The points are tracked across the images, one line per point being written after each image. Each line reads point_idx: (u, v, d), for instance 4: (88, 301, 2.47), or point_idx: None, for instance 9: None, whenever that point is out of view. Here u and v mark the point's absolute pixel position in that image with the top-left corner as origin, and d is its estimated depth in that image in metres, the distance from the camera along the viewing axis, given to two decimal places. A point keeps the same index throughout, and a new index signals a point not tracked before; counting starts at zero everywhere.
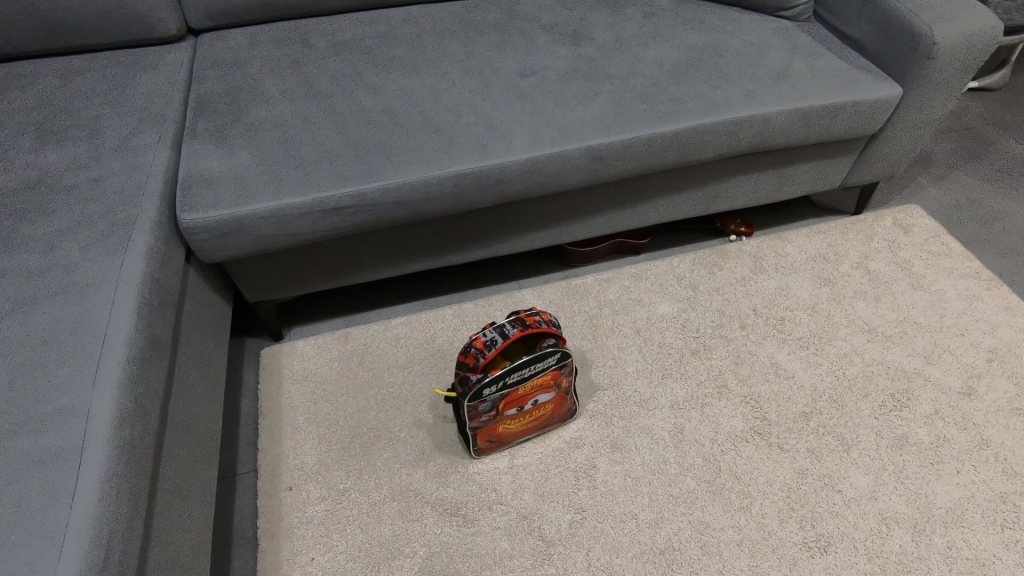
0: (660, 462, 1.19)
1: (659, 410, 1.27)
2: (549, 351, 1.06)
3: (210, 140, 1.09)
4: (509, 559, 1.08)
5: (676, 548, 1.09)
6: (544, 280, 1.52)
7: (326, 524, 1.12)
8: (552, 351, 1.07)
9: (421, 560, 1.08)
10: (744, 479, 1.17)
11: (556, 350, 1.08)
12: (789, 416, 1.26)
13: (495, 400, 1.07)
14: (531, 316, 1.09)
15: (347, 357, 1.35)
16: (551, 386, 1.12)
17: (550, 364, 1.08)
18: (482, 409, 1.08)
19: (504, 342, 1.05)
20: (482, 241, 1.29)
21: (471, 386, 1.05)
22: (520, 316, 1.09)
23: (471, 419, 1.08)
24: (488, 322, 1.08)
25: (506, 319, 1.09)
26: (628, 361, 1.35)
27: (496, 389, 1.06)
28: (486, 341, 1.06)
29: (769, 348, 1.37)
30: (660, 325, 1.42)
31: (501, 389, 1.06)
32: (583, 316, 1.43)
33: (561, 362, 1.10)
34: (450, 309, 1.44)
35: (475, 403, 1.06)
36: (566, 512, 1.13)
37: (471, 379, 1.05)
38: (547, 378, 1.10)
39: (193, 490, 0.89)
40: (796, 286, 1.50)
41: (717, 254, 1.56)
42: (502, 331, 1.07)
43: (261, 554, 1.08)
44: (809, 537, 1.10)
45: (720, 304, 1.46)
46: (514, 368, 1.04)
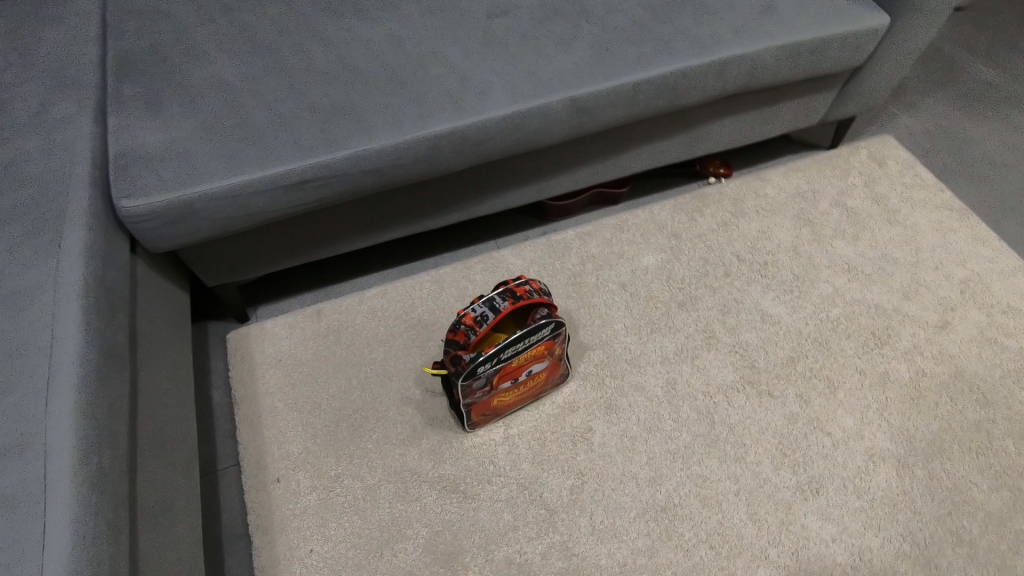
0: (655, 420, 1.19)
1: (651, 366, 1.26)
2: (542, 322, 1.02)
3: (142, 109, 0.95)
4: (513, 531, 1.07)
5: (676, 504, 1.10)
6: (522, 237, 1.45)
7: (321, 513, 1.08)
8: (545, 322, 1.02)
9: (424, 541, 1.06)
10: (738, 430, 1.18)
11: (551, 320, 1.03)
12: (777, 362, 1.27)
13: (490, 375, 1.03)
14: (521, 286, 1.04)
15: (323, 335, 1.28)
16: (545, 356, 1.08)
17: (545, 335, 1.04)
18: (476, 386, 1.03)
19: (495, 318, 0.99)
20: (458, 204, 1.20)
21: (465, 365, 0.99)
22: (509, 287, 1.03)
23: (465, 397, 1.04)
24: (477, 295, 1.02)
25: (495, 291, 1.03)
26: (616, 318, 1.32)
27: (491, 366, 1.01)
28: (476, 317, 1.00)
29: (754, 295, 1.36)
30: (645, 278, 1.38)
31: (497, 365, 1.01)
32: (567, 274, 1.38)
33: (555, 331, 1.05)
34: (427, 275, 1.36)
35: (469, 381, 1.01)
36: (567, 478, 1.12)
37: (464, 358, 1.00)
38: (541, 349, 1.05)
39: (177, 502, 0.83)
40: (777, 228, 1.48)
41: (697, 199, 1.51)
42: (493, 305, 1.01)
43: (255, 552, 1.04)
44: (802, 480, 1.13)
45: (703, 252, 1.43)
46: (509, 342, 0.99)
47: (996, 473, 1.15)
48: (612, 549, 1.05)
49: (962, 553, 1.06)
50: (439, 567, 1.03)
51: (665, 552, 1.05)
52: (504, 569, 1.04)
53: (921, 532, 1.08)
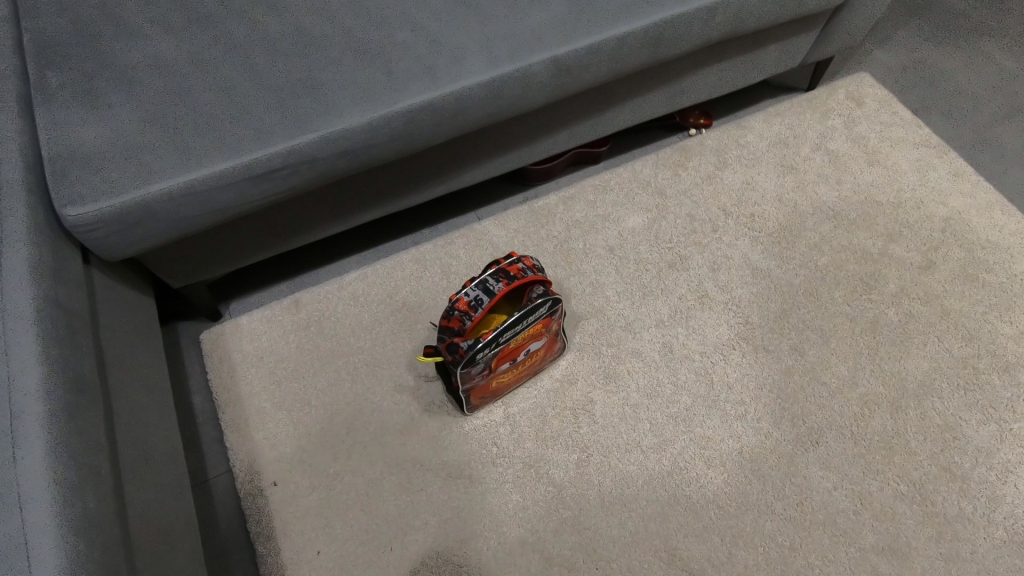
0: (654, 385, 1.18)
1: (646, 330, 1.24)
2: (539, 301, 0.98)
3: (73, 100, 0.84)
4: (523, 511, 1.06)
5: (682, 468, 1.10)
6: (503, 206, 1.39)
7: (325, 513, 1.04)
8: (542, 301, 0.98)
9: (435, 530, 1.04)
10: (737, 388, 1.18)
11: (547, 297, 0.99)
12: (770, 316, 1.26)
13: (488, 359, 0.99)
14: (513, 265, 0.99)
15: (304, 327, 1.21)
16: (542, 333, 1.04)
17: (542, 313, 0.99)
18: (475, 372, 0.99)
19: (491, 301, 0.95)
20: (436, 178, 1.12)
21: (463, 353, 0.95)
22: (502, 266, 0.98)
23: (464, 383, 1.01)
24: (468, 277, 0.97)
25: (487, 272, 0.98)
26: (607, 284, 1.29)
27: (490, 350, 0.97)
28: (470, 301, 0.96)
29: (743, 249, 1.34)
30: (633, 240, 1.34)
31: (495, 348, 0.97)
32: (553, 242, 1.33)
33: (552, 308, 1.01)
34: (407, 254, 1.30)
35: (468, 368, 0.97)
36: (572, 453, 1.11)
37: (462, 346, 0.95)
38: (539, 327, 1.02)
39: (173, 527, 0.78)
40: (761, 178, 1.45)
41: (679, 153, 1.47)
42: (486, 287, 0.96)
43: (261, 560, 1.01)
44: (801, 432, 1.14)
45: (689, 208, 1.39)
46: (507, 326, 0.95)
47: (984, 407, 1.18)
48: (623, 519, 1.06)
49: (955, 487, 1.10)
50: (453, 554, 1.02)
51: (675, 516, 1.06)
52: (518, 549, 1.03)
53: (917, 471, 1.11)
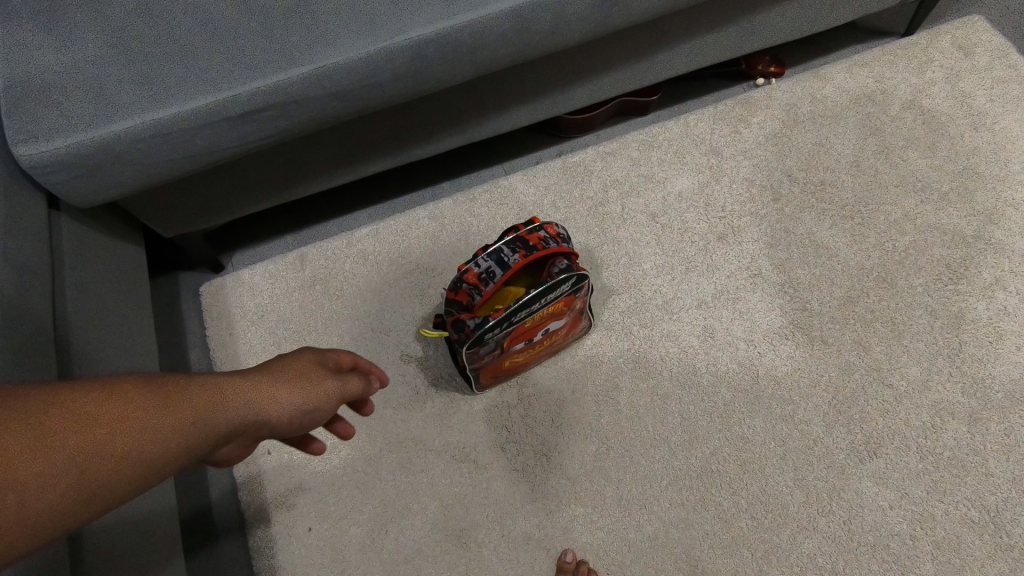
0: (690, 374, 1.04)
1: (685, 311, 1.09)
2: (561, 278, 0.84)
3: (35, 20, 0.73)
4: (531, 503, 0.96)
5: (713, 471, 0.98)
6: (533, 160, 1.24)
7: (319, 488, 0.98)
8: (565, 277, 0.84)
9: (434, 516, 0.96)
10: (786, 384, 1.03)
11: (572, 274, 0.85)
12: (833, 303, 1.09)
13: (500, 339, 0.87)
14: (534, 233, 0.85)
15: (308, 286, 1.12)
16: (564, 312, 0.91)
17: (565, 292, 0.87)
18: (485, 352, 0.88)
19: (504, 275, 0.82)
20: (453, 126, 0.98)
21: (470, 332, 0.83)
22: (521, 235, 0.85)
23: (470, 364, 0.90)
24: (481, 246, 0.84)
25: (503, 240, 0.85)
26: (644, 256, 1.14)
27: (501, 330, 0.85)
28: (480, 274, 0.84)
29: (808, 223, 1.16)
30: (679, 206, 1.18)
31: (508, 329, 0.86)
32: (586, 205, 1.18)
33: (576, 285, 0.88)
34: (424, 211, 1.18)
35: (476, 349, 0.86)
36: (590, 444, 1.00)
37: (468, 324, 0.84)
38: (560, 305, 0.89)
39: (140, 530, 0.72)
40: (838, 139, 1.24)
41: (741, 106, 1.27)
42: (500, 259, 0.83)
43: (249, 531, 0.96)
44: (857, 441, 0.99)
45: (748, 172, 1.21)
46: (522, 305, 0.83)
47: None
48: (641, 522, 0.95)
49: None
50: (451, 544, 0.94)
51: (700, 524, 0.95)
52: (522, 545, 0.94)
53: (993, 496, 0.95)
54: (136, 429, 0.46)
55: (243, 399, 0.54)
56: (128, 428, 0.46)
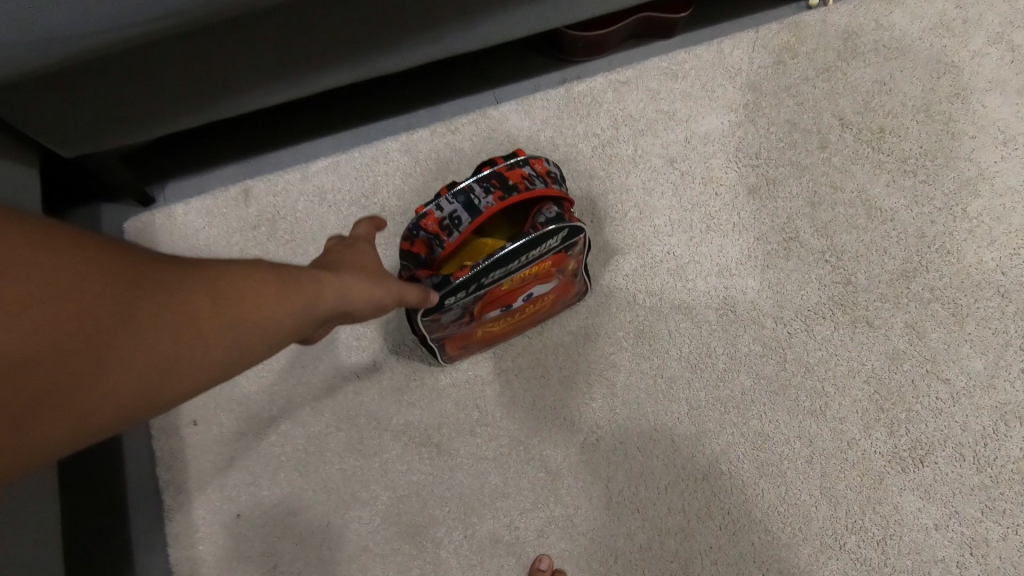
0: (704, 355, 0.86)
1: (702, 279, 0.90)
2: (549, 230, 0.65)
3: None
4: (502, 500, 0.81)
5: (722, 472, 0.81)
6: (531, 87, 1.01)
7: (252, 468, 0.82)
8: (554, 230, 0.65)
9: (385, 509, 0.81)
10: (818, 373, 0.85)
11: (562, 227, 0.66)
12: (883, 278, 0.90)
13: (468, 305, 0.69)
14: (515, 171, 0.67)
15: (252, 227, 0.94)
16: (552, 273, 0.73)
17: (554, 249, 0.68)
18: (449, 318, 0.70)
19: (473, 222, 0.64)
20: (425, 30, 0.78)
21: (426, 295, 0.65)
22: (498, 171, 0.66)
23: (430, 332, 0.73)
24: (446, 183, 0.66)
25: (474, 178, 0.66)
26: (657, 209, 0.94)
27: (468, 294, 0.67)
28: (442, 219, 0.66)
29: (859, 178, 0.95)
30: (703, 150, 0.97)
31: (477, 293, 0.68)
32: (591, 144, 0.98)
33: (568, 240, 0.69)
34: (395, 142, 0.98)
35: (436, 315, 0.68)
36: (577, 433, 0.83)
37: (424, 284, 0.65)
38: (546, 265, 0.70)
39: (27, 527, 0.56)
40: (905, 77, 1.01)
41: (789, 32, 1.04)
42: (469, 201, 0.65)
43: (167, 514, 0.81)
44: (900, 446, 0.82)
45: (790, 113, 0.99)
46: (494, 263, 0.65)
47: None
48: (631, 529, 0.79)
49: None
50: (403, 542, 0.79)
51: (702, 535, 0.79)
52: (488, 548, 0.79)
53: None
54: (187, 302, 0.36)
55: (315, 289, 0.44)
56: (182, 302, 0.36)
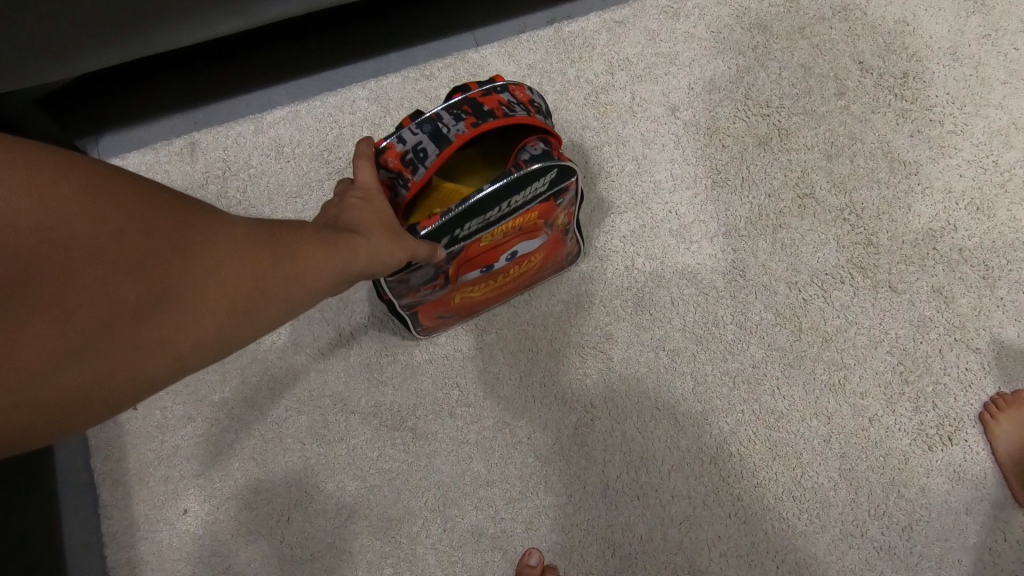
0: (710, 325, 0.77)
1: (708, 241, 0.81)
2: (534, 168, 0.55)
3: None
4: (486, 488, 0.72)
5: (731, 455, 0.73)
6: (515, 28, 0.90)
7: (202, 457, 0.73)
8: (540, 168, 0.55)
9: (353, 501, 0.71)
10: (837, 343, 0.77)
11: (552, 166, 0.56)
12: (907, 238, 0.81)
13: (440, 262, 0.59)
14: (493, 97, 0.57)
15: (199, 185, 0.82)
16: (538, 226, 0.63)
17: (542, 194, 0.59)
18: (418, 279, 0.61)
19: (440, 154, 0.55)
20: None
21: None
22: (471, 96, 0.57)
23: (398, 297, 0.64)
24: (412, 112, 0.57)
25: (443, 107, 0.57)
26: (658, 163, 0.84)
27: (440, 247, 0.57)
28: (406, 153, 0.56)
29: (880, 128, 0.86)
30: (708, 98, 0.87)
31: (452, 247, 0.58)
32: (583, 91, 0.87)
33: (556, 183, 0.59)
34: (362, 89, 0.86)
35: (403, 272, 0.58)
36: (570, 412, 0.74)
37: None
38: (532, 214, 0.60)
39: None
40: (930, 17, 0.91)
41: None
42: (436, 130, 0.56)
43: (104, 511, 0.71)
44: (927, 422, 0.74)
45: (804, 56, 0.89)
46: (469, 207, 0.54)
47: None
48: (631, 519, 0.71)
49: None
50: (375, 537, 0.70)
51: (710, 524, 0.71)
52: (470, 543, 0.70)
53: None
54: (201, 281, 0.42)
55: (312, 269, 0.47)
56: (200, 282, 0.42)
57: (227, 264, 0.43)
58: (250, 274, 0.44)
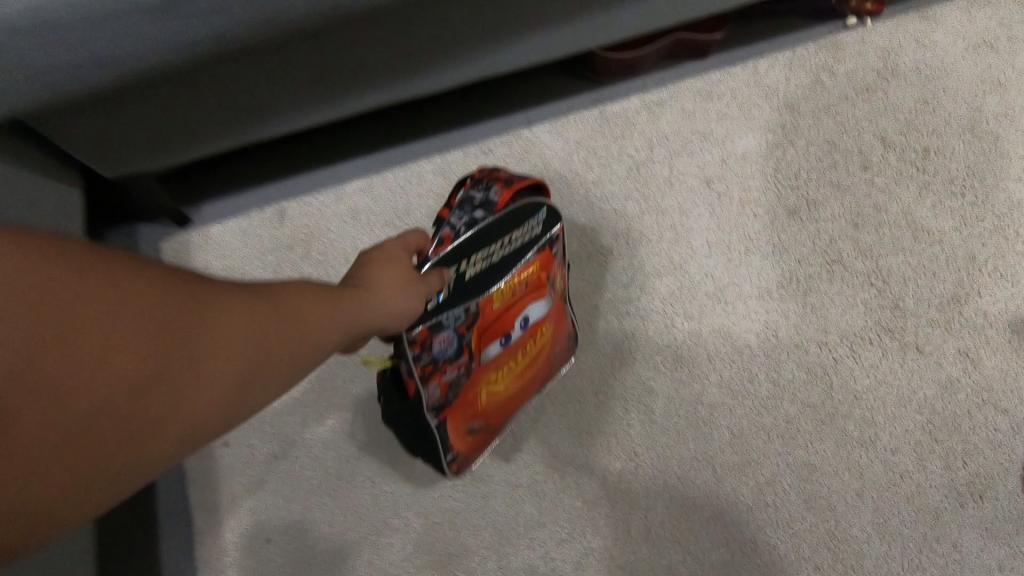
0: (746, 382, 0.83)
1: (741, 303, 0.88)
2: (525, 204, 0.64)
3: None
4: (538, 529, 0.78)
5: (768, 505, 0.78)
6: (565, 109, 1.01)
7: (283, 492, 0.81)
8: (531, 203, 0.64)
9: (417, 537, 0.79)
10: (867, 402, 0.82)
11: (539, 203, 0.66)
12: (933, 302, 0.87)
13: (461, 333, 0.61)
14: (492, 171, 0.68)
15: (286, 248, 0.94)
16: (542, 283, 0.67)
17: (539, 234, 0.65)
18: (442, 360, 0.61)
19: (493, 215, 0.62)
20: (459, 49, 0.78)
21: (422, 331, 0.58)
22: (476, 176, 0.67)
23: (424, 385, 0.61)
24: (447, 206, 0.65)
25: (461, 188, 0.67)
26: (695, 231, 0.92)
27: (460, 313, 0.60)
28: (458, 231, 0.62)
29: (904, 199, 0.93)
30: (741, 172, 0.95)
31: (470, 304, 0.60)
32: (625, 165, 0.96)
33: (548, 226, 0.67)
34: (428, 164, 0.98)
35: (426, 350, 0.59)
36: (615, 461, 0.80)
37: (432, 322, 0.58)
38: (534, 266, 0.65)
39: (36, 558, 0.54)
40: (949, 96, 0.99)
41: (826, 52, 1.02)
42: (475, 204, 0.64)
43: (197, 538, 0.79)
44: (957, 479, 0.78)
45: (830, 133, 0.97)
46: (478, 237, 0.61)
47: None
48: (672, 562, 0.76)
49: None
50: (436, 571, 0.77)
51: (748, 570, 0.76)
52: None
53: None
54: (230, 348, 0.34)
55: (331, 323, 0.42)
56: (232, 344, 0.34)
57: (238, 322, 0.35)
58: (277, 338, 0.37)
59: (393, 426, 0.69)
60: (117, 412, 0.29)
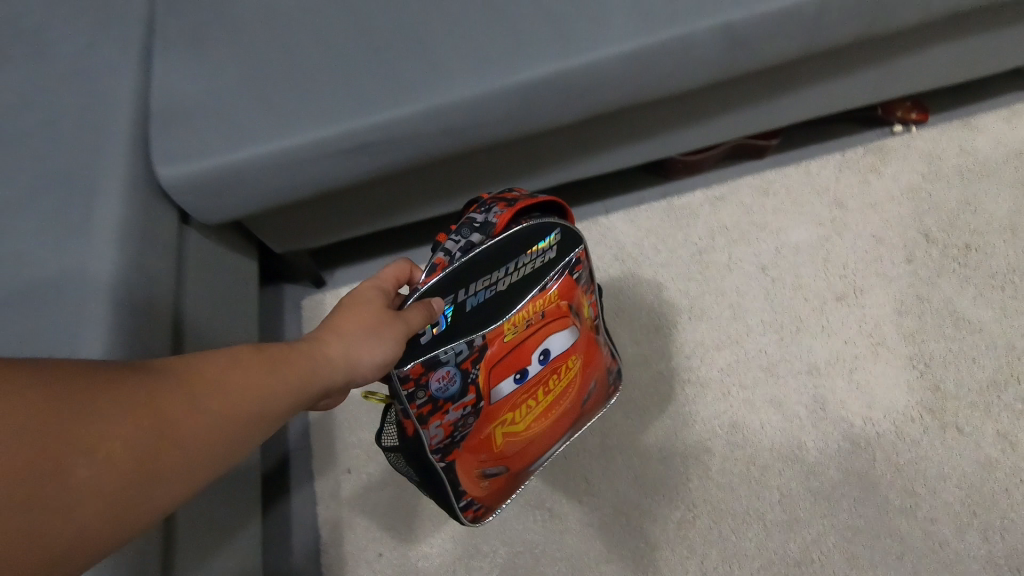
0: (795, 448, 0.94)
1: (791, 377, 0.99)
2: (534, 229, 0.65)
3: (186, 47, 0.77)
4: (607, 564, 0.91)
5: (814, 560, 0.88)
6: (636, 200, 1.18)
7: (393, 514, 0.98)
8: (541, 226, 0.65)
9: (503, 562, 0.93)
10: (908, 473, 0.91)
11: (551, 227, 0.67)
12: (972, 386, 0.96)
13: (462, 369, 0.63)
14: (506, 194, 0.67)
15: None
16: (555, 315, 0.69)
17: (553, 259, 0.68)
18: (445, 399, 0.63)
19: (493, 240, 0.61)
20: (556, 161, 0.97)
21: (416, 369, 0.60)
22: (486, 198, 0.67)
23: (424, 425, 0.63)
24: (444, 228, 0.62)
25: (467, 215, 0.63)
26: (750, 311, 1.05)
27: (458, 349, 0.62)
28: (457, 258, 0.60)
29: (946, 290, 1.03)
30: (793, 260, 1.09)
31: (473, 338, 0.63)
32: (689, 250, 1.12)
33: (558, 253, 0.68)
34: None
35: (426, 389, 0.61)
36: (674, 510, 0.92)
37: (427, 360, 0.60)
38: (542, 298, 0.68)
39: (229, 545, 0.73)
40: (989, 198, 1.09)
41: (873, 155, 1.15)
42: (474, 226, 0.62)
43: (323, 548, 0.96)
44: (995, 551, 0.86)
45: (876, 227, 1.10)
46: (478, 266, 0.61)
47: None
48: None
49: None
50: None
51: None
52: None
53: None
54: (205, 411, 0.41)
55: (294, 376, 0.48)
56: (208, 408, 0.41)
57: (214, 389, 0.42)
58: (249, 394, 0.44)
59: (402, 470, 0.71)
60: (64, 515, 0.33)
